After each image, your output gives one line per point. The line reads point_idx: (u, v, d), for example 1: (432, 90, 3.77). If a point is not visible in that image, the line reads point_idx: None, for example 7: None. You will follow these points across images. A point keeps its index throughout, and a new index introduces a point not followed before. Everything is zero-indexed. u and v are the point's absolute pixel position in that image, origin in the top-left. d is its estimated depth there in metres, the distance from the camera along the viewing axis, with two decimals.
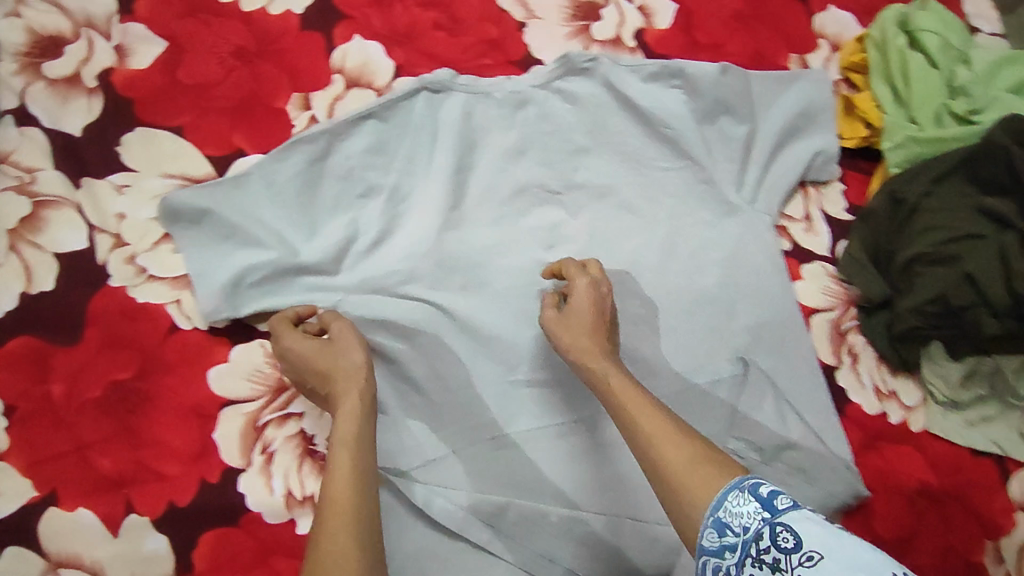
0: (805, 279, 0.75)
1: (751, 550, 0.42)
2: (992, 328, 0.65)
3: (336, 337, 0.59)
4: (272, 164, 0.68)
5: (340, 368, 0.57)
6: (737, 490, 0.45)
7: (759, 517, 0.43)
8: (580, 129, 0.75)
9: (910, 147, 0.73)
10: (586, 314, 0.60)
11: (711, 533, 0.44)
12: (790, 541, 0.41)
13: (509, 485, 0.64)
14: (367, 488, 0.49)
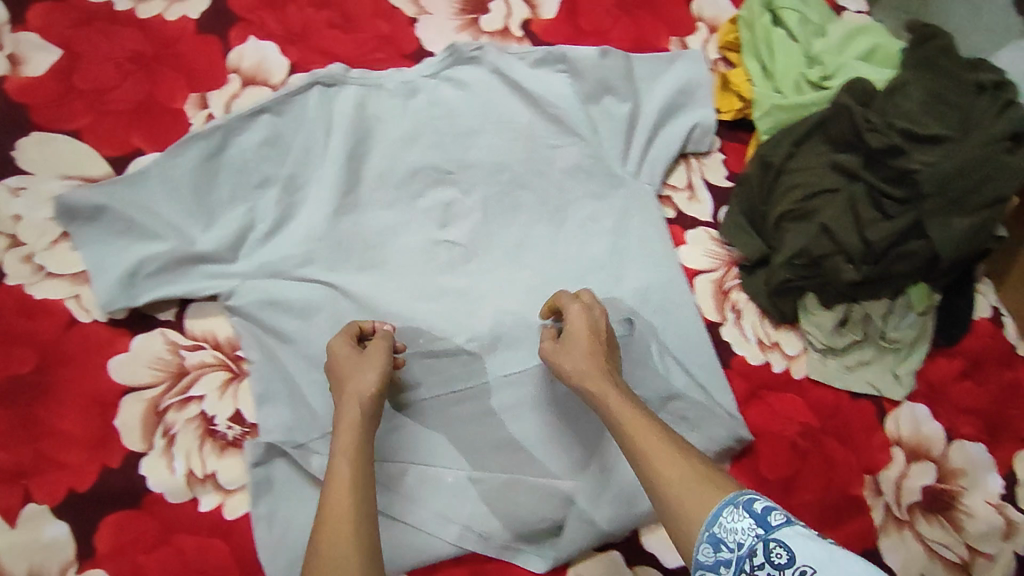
0: (689, 244, 0.80)
1: (746, 566, 0.45)
2: (849, 275, 0.70)
3: (371, 359, 0.61)
4: (167, 161, 0.70)
5: (348, 388, 0.59)
6: (731, 506, 0.47)
7: (754, 533, 0.45)
8: (471, 115, 0.78)
9: (776, 116, 0.77)
10: (582, 336, 0.63)
11: (707, 548, 0.47)
12: (783, 557, 0.43)
13: (407, 451, 0.68)
14: (365, 520, 0.52)
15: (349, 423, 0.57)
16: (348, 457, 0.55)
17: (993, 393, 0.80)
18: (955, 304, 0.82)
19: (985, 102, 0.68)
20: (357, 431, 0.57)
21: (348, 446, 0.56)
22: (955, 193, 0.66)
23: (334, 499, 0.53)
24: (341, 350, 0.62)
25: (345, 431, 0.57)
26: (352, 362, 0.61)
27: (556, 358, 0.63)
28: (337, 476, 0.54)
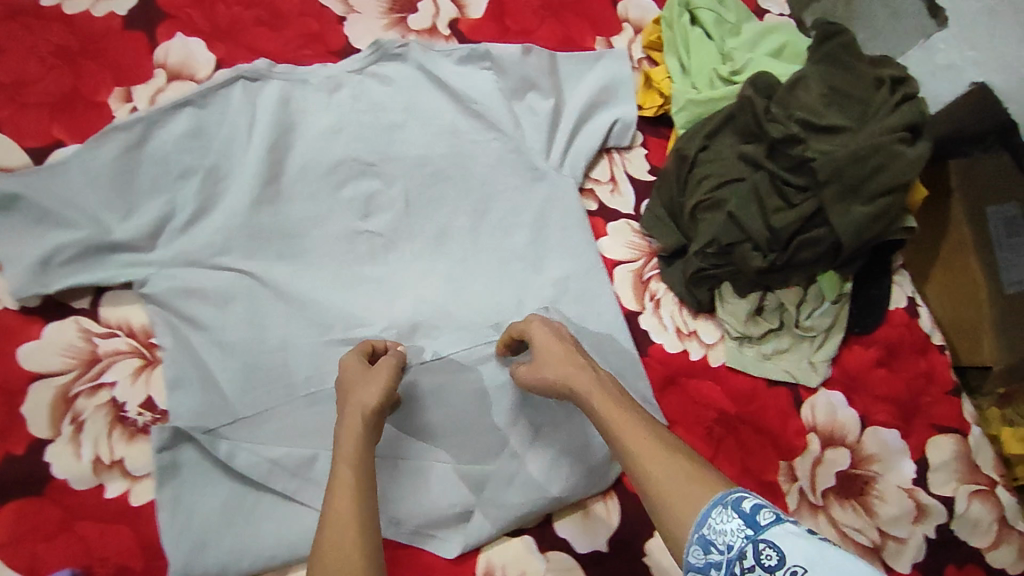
0: (609, 236, 0.82)
1: (736, 569, 0.43)
2: (757, 262, 0.71)
3: (379, 372, 0.62)
4: (85, 153, 0.70)
5: (354, 397, 0.60)
6: (721, 506, 0.46)
7: (743, 534, 0.44)
8: (395, 109, 0.79)
9: (691, 110, 0.80)
10: (556, 344, 0.63)
11: (697, 550, 0.46)
12: (773, 557, 0.42)
13: (319, 437, 0.68)
14: (369, 525, 0.52)
15: (353, 428, 0.58)
16: (352, 462, 0.56)
17: (908, 381, 0.82)
18: (871, 293, 0.85)
19: (882, 97, 0.71)
20: (360, 435, 0.58)
21: (349, 452, 0.56)
22: (852, 181, 0.68)
23: (336, 502, 0.53)
24: (354, 364, 0.64)
25: (347, 438, 0.57)
26: (358, 374, 0.63)
27: (536, 370, 0.63)
28: (340, 481, 0.55)
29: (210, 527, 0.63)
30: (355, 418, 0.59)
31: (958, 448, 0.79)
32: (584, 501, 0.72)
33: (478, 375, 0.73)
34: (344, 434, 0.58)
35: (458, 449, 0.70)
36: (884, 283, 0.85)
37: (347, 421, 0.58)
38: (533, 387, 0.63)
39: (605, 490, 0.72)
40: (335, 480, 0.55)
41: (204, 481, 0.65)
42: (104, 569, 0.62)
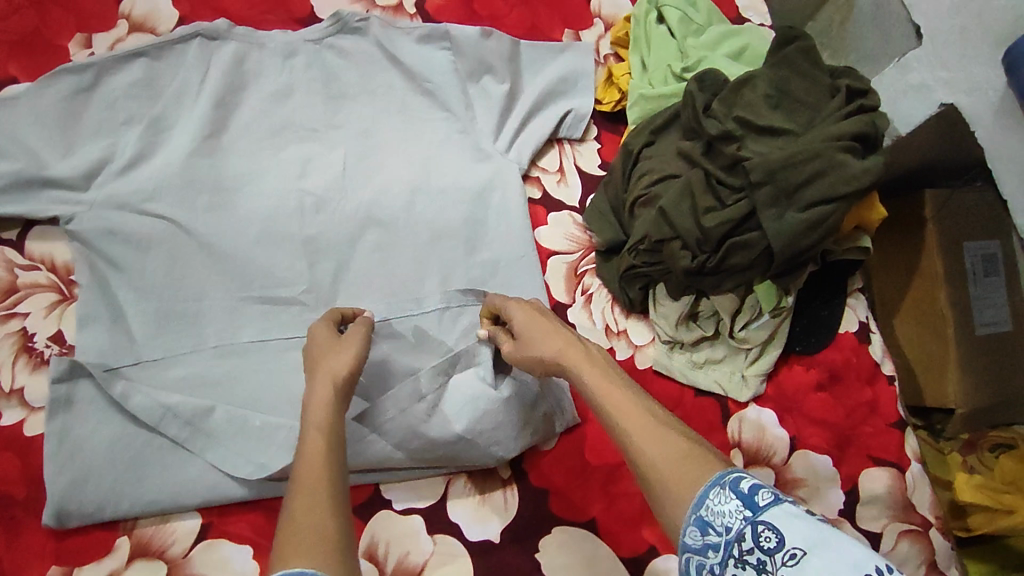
0: (548, 225, 0.80)
1: (734, 551, 0.40)
2: (684, 261, 0.68)
3: (347, 348, 0.57)
4: (35, 91, 0.72)
5: (329, 358, 0.56)
6: (718, 487, 0.42)
7: (741, 515, 0.40)
8: (347, 79, 0.80)
9: (643, 105, 0.80)
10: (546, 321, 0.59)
11: (694, 532, 0.42)
12: (772, 540, 0.39)
13: (218, 391, 0.67)
14: (340, 482, 0.46)
15: (322, 396, 0.52)
16: (323, 425, 0.50)
17: (848, 407, 0.78)
18: (819, 314, 0.80)
19: (833, 106, 0.69)
20: (327, 402, 0.51)
21: (320, 412, 0.51)
22: (787, 185, 0.65)
23: (308, 460, 0.47)
24: (320, 333, 0.59)
25: (316, 404, 0.51)
26: (324, 347, 0.58)
27: (525, 347, 0.59)
28: (312, 443, 0.48)
29: (95, 465, 0.63)
30: (325, 377, 0.54)
31: (893, 483, 0.75)
32: (482, 489, 0.69)
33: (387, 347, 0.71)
34: (313, 401, 0.52)
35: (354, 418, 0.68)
36: (834, 305, 0.81)
37: (316, 387, 0.53)
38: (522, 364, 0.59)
39: (505, 479, 0.70)
40: (303, 440, 0.49)
41: (97, 419, 0.65)
42: None
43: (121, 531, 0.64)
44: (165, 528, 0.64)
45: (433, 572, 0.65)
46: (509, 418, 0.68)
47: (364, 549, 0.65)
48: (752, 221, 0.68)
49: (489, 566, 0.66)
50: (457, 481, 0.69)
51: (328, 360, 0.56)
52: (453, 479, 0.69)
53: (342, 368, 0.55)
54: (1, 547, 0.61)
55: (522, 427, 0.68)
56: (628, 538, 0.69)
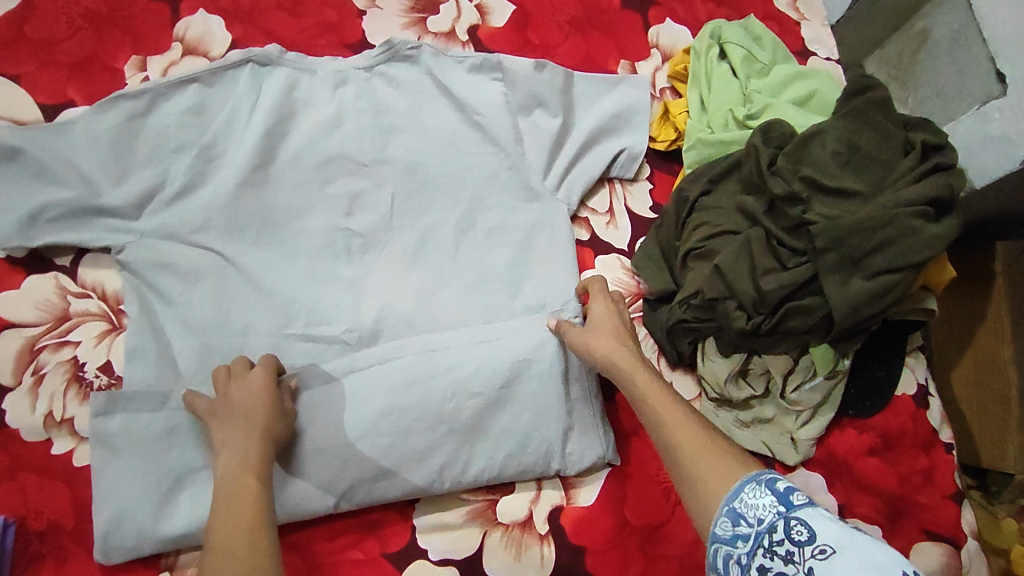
0: (596, 269, 0.79)
1: (764, 541, 0.45)
2: (739, 322, 0.66)
3: (274, 404, 0.62)
4: (90, 116, 0.72)
5: (256, 414, 0.61)
6: (754, 483, 0.49)
7: (775, 510, 0.46)
8: (397, 110, 0.78)
9: (700, 149, 0.77)
10: (619, 323, 0.66)
11: (725, 523, 0.48)
12: (803, 534, 0.44)
13: None
14: (267, 523, 0.52)
15: (253, 447, 0.58)
16: (257, 473, 0.56)
17: (902, 476, 0.74)
18: (875, 374, 0.77)
19: (906, 165, 0.65)
20: (259, 454, 0.58)
21: (252, 460, 0.57)
22: (854, 252, 0.62)
23: (239, 503, 0.53)
24: (262, 379, 0.63)
25: (245, 453, 0.57)
26: (254, 394, 0.62)
27: (592, 335, 0.65)
28: (241, 490, 0.54)
29: (139, 499, 0.64)
30: (246, 436, 0.59)
31: (947, 560, 0.72)
32: (519, 543, 0.68)
33: (396, 383, 0.68)
34: (238, 453, 0.57)
35: (391, 458, 0.67)
36: (892, 365, 0.77)
37: (236, 438, 0.59)
38: (579, 351, 0.65)
39: (542, 534, 0.69)
40: (235, 483, 0.55)
41: (141, 455, 0.65)
42: (36, 523, 0.64)
43: (163, 567, 0.65)
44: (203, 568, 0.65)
45: None
46: (533, 460, 0.69)
47: None
48: (814, 284, 0.65)
49: None
50: (493, 534, 0.68)
51: (257, 419, 0.60)
52: (489, 531, 0.68)
53: (268, 418, 0.61)
54: None
55: (560, 436, 0.70)
56: None
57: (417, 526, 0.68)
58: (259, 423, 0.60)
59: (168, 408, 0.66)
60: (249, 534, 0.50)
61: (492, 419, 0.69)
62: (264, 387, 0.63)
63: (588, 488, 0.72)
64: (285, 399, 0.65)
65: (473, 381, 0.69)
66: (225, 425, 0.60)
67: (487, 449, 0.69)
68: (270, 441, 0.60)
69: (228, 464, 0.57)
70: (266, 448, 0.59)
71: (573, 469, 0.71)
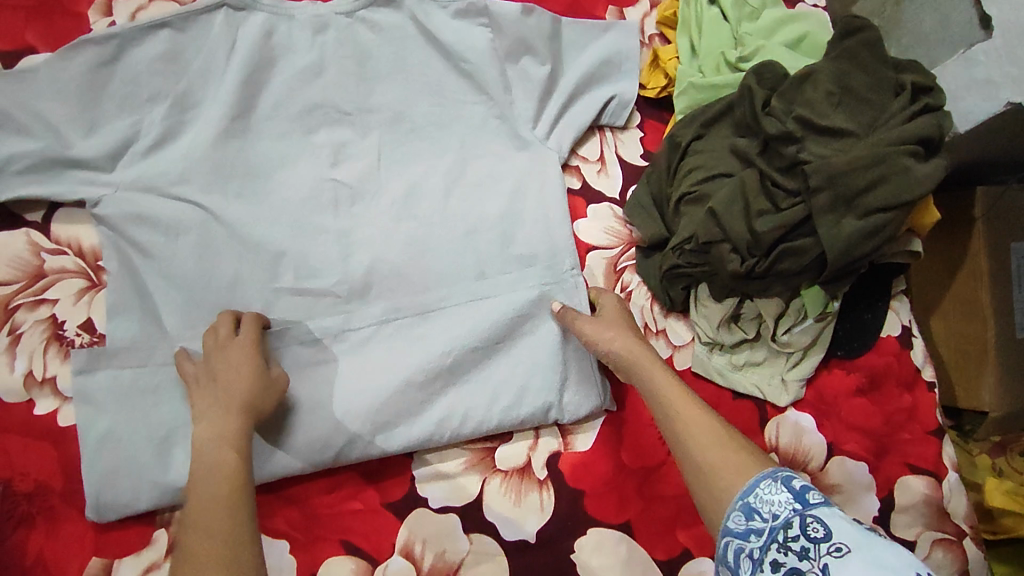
0: (588, 218, 0.78)
1: (778, 536, 0.45)
2: (733, 265, 0.66)
3: (255, 373, 0.59)
4: (54, 63, 0.68)
5: (237, 384, 0.58)
6: (770, 479, 0.49)
7: (790, 506, 0.46)
8: (381, 57, 0.76)
9: (691, 93, 0.77)
10: (627, 319, 0.69)
11: (739, 516, 0.48)
12: (819, 531, 0.43)
13: None
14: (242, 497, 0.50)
15: (233, 419, 0.55)
16: (235, 447, 0.53)
17: (887, 414, 0.76)
18: (861, 317, 0.78)
19: (898, 105, 0.65)
20: (240, 426, 0.55)
21: (229, 430, 0.55)
22: (847, 191, 0.63)
23: (217, 473, 0.51)
24: (245, 350, 0.61)
25: (227, 425, 0.55)
26: (237, 365, 0.59)
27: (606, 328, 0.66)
28: (219, 465, 0.51)
29: (130, 456, 0.62)
30: (225, 407, 0.56)
31: (930, 492, 0.74)
32: (518, 489, 0.68)
33: (391, 341, 0.69)
34: (221, 422, 0.55)
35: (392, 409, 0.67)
36: (878, 307, 0.78)
37: (219, 408, 0.56)
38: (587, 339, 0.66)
39: (541, 479, 0.69)
40: (214, 453, 0.52)
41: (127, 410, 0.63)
42: (23, 484, 0.62)
43: (158, 524, 0.63)
44: None
45: (469, 570, 0.65)
46: (531, 410, 0.69)
47: (400, 545, 0.65)
48: (806, 226, 0.66)
49: (522, 565, 0.66)
50: (493, 480, 0.68)
51: (237, 390, 0.58)
52: (489, 478, 0.68)
53: (250, 390, 0.58)
54: (40, 536, 0.61)
55: (556, 384, 0.70)
56: (662, 541, 0.68)
57: (416, 476, 0.67)
58: (243, 395, 0.57)
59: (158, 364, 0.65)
60: (226, 512, 0.48)
61: (486, 372, 0.69)
62: (248, 357, 0.60)
63: (585, 433, 0.71)
64: (272, 369, 0.63)
65: (467, 337, 0.69)
66: (204, 396, 0.58)
67: (484, 402, 0.68)
68: (252, 415, 0.57)
69: (207, 434, 0.54)
70: (246, 422, 0.56)
71: (570, 418, 0.70)
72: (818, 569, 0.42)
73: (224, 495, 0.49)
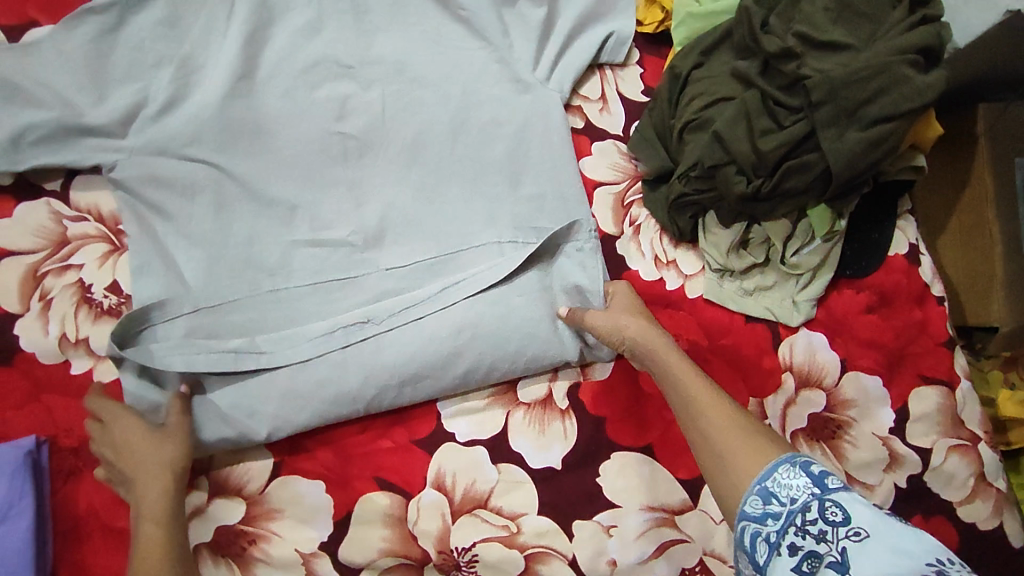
0: (593, 155, 0.79)
1: (797, 519, 0.48)
2: (739, 187, 0.67)
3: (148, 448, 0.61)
4: (59, 33, 0.69)
5: (141, 465, 0.61)
6: (788, 464, 0.52)
7: (809, 491, 0.49)
8: (378, 10, 0.76)
9: (690, 24, 0.78)
10: (639, 305, 0.69)
11: (757, 500, 0.51)
12: (838, 515, 0.47)
13: (278, 329, 0.67)
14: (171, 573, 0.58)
15: (152, 494, 0.60)
16: (159, 523, 0.60)
17: (897, 329, 0.77)
18: (869, 237, 0.79)
19: (896, 17, 0.66)
20: (160, 499, 0.60)
21: (153, 508, 0.60)
22: (849, 104, 0.64)
23: (147, 554, 0.58)
24: (132, 430, 0.62)
25: (150, 497, 0.60)
26: (131, 447, 0.61)
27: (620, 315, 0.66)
28: (149, 542, 0.59)
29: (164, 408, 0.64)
30: (139, 487, 0.60)
31: (943, 401, 0.76)
32: (542, 419, 0.70)
33: (411, 286, 0.70)
34: (145, 498, 0.60)
35: (422, 358, 0.67)
36: (885, 227, 0.80)
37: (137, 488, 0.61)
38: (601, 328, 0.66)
39: (563, 409, 0.71)
40: (142, 532, 0.59)
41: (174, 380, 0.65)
42: (68, 440, 0.64)
43: (199, 469, 0.66)
44: (238, 467, 0.66)
45: (499, 498, 0.67)
46: (552, 346, 0.70)
47: (432, 479, 0.67)
48: (810, 143, 0.67)
49: (553, 491, 0.68)
50: (516, 413, 0.70)
51: (139, 472, 0.61)
52: (512, 411, 0.70)
53: (151, 466, 0.61)
54: (88, 487, 0.64)
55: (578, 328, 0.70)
56: (684, 461, 0.70)
57: (442, 413, 0.70)
58: (149, 468, 0.61)
59: (177, 339, 0.65)
60: None
61: (516, 318, 0.69)
62: (135, 432, 0.62)
63: (603, 364, 0.73)
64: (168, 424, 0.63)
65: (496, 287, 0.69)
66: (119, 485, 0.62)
67: (505, 339, 0.68)
68: (171, 476, 0.61)
69: (135, 508, 0.61)
70: (163, 493, 0.60)
71: (589, 355, 0.72)
72: (835, 552, 0.45)
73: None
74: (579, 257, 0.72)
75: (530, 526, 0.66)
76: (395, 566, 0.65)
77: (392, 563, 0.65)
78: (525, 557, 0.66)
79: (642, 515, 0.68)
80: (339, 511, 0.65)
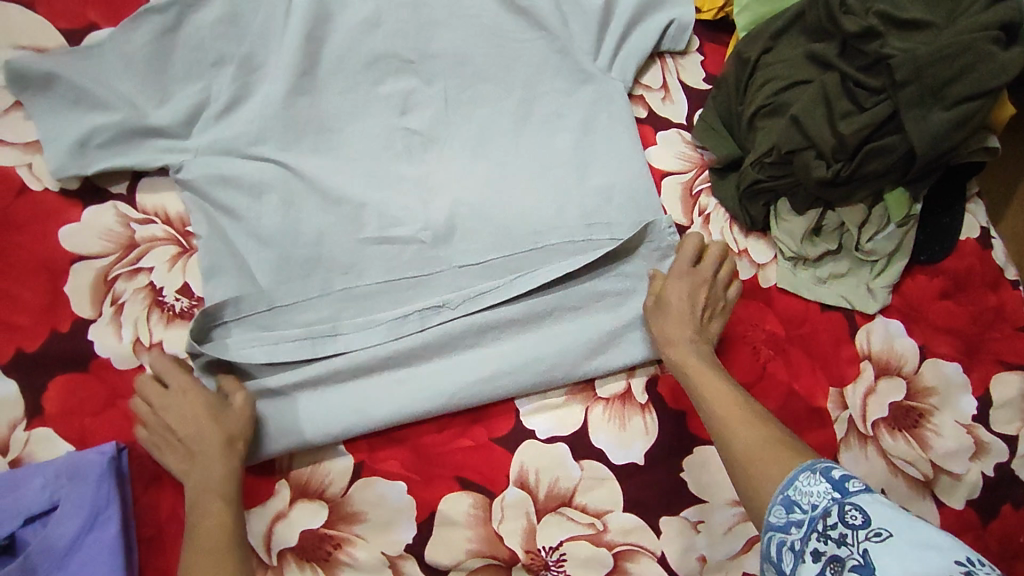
0: (658, 145, 0.78)
1: (818, 525, 0.47)
2: (819, 171, 0.66)
3: (206, 419, 0.60)
4: (118, 34, 0.68)
5: (199, 440, 0.59)
6: (809, 472, 0.50)
7: (830, 496, 0.47)
8: (435, 3, 0.75)
9: (755, 9, 0.76)
10: (695, 302, 0.66)
11: (780, 510, 0.50)
12: (858, 518, 0.45)
13: (360, 313, 0.67)
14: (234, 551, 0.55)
15: (214, 468, 0.58)
16: (221, 497, 0.57)
17: (973, 314, 0.76)
18: (940, 221, 0.78)
19: None
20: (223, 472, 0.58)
21: (215, 482, 0.58)
22: (935, 83, 0.62)
23: (205, 532, 0.55)
24: (198, 401, 0.60)
25: (211, 472, 0.58)
26: (189, 417, 0.60)
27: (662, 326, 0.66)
28: (207, 518, 0.56)
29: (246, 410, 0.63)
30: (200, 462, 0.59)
31: None
32: (623, 413, 0.69)
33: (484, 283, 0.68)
34: (207, 473, 0.58)
35: (507, 357, 0.67)
36: (956, 211, 0.78)
37: (197, 462, 0.59)
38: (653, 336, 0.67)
39: (643, 404, 0.69)
40: (202, 508, 0.57)
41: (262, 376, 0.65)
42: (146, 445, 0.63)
43: (279, 473, 0.65)
44: (319, 470, 0.65)
45: (584, 496, 0.66)
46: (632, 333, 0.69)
47: (515, 477, 0.66)
48: (892, 124, 0.65)
49: (636, 487, 0.66)
50: (596, 408, 0.69)
51: (199, 444, 0.59)
52: (591, 407, 0.69)
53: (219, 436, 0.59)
54: (171, 492, 0.63)
55: None
56: None
57: (521, 410, 0.68)
58: (211, 440, 0.59)
59: (251, 335, 0.64)
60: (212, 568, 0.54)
61: (593, 316, 0.69)
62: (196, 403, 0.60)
63: None
64: (225, 399, 0.61)
65: (580, 284, 0.69)
66: (173, 459, 0.60)
67: (579, 334, 0.68)
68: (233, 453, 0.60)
69: (191, 485, 0.58)
70: (230, 466, 0.59)
71: None
72: (858, 555, 0.43)
73: (217, 552, 0.54)
74: (660, 254, 0.70)
75: (617, 523, 0.65)
76: (482, 566, 0.63)
77: (479, 564, 0.63)
78: (613, 555, 0.64)
79: (730, 510, 0.66)
80: (422, 511, 0.64)
